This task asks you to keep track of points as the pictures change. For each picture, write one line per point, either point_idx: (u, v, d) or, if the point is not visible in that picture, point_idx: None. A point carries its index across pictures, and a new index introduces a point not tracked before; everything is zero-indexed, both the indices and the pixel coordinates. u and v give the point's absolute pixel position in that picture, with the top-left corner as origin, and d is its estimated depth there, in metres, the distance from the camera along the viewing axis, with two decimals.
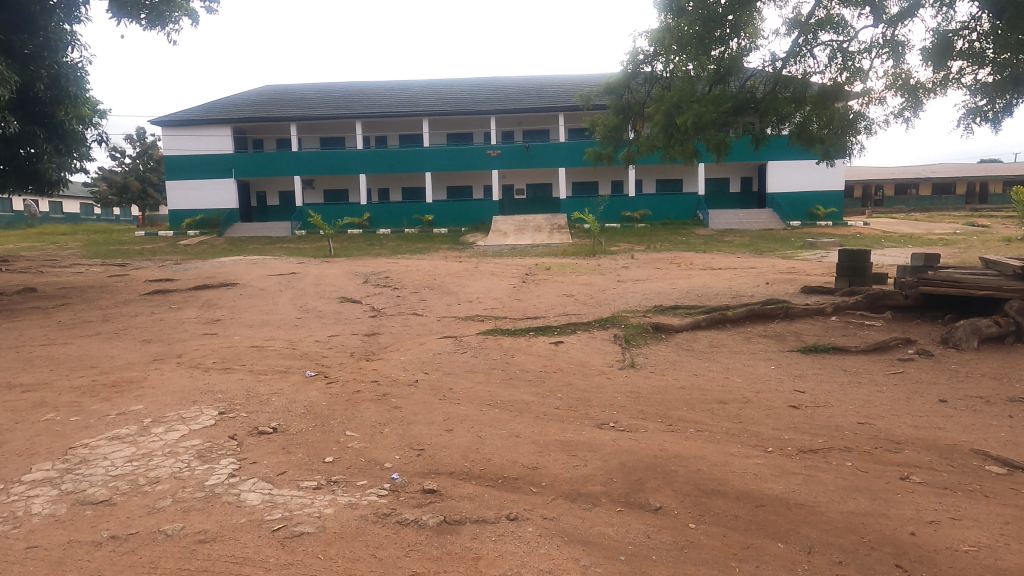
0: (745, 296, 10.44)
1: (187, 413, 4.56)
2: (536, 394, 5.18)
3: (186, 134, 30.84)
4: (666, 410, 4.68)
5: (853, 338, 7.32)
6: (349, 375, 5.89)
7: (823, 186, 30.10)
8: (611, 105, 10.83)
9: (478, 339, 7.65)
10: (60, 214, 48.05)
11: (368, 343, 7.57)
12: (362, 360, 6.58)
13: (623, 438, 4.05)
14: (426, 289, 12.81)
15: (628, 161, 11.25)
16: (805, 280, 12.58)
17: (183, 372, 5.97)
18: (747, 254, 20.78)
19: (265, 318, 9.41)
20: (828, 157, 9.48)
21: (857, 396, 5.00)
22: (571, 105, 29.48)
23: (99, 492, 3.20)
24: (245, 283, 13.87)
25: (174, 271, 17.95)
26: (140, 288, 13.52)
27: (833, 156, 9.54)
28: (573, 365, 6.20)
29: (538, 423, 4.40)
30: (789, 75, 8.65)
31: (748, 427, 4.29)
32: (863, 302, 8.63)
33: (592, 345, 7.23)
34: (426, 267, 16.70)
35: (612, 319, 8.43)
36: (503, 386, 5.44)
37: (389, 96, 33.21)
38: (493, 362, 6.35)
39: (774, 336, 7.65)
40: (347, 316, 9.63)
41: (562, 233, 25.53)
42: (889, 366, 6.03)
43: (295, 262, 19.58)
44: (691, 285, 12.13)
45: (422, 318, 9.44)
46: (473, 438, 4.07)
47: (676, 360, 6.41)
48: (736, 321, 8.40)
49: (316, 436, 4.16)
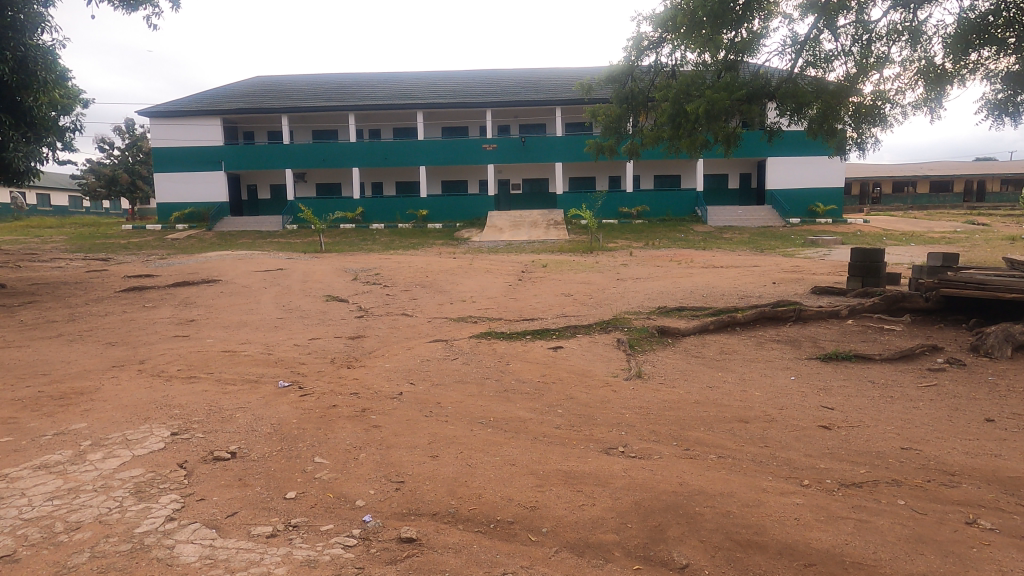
0: (754, 296, 9.89)
1: (135, 434, 3.98)
2: (534, 407, 4.69)
3: (175, 125, 30.07)
4: (681, 431, 4.17)
5: (873, 344, 6.82)
6: (326, 386, 5.32)
7: (823, 183, 29.63)
8: (613, 94, 10.19)
9: (470, 344, 7.06)
10: (49, 208, 47.41)
11: (350, 347, 6.98)
12: (343, 368, 5.99)
13: (636, 465, 3.54)
14: (417, 287, 12.22)
15: (632, 155, 10.61)
16: (813, 279, 12.07)
17: (141, 382, 5.39)
18: (749, 251, 20.30)
19: (242, 319, 8.78)
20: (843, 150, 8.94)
21: (892, 414, 4.47)
22: (570, 98, 28.80)
23: (2, 544, 2.63)
24: (227, 279, 13.23)
25: (156, 266, 17.24)
26: (117, 285, 12.87)
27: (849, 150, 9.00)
28: (574, 374, 5.63)
29: (537, 447, 3.85)
30: (813, 58, 8.07)
31: (777, 453, 3.75)
32: (879, 305, 8.12)
33: (594, 351, 6.67)
34: (420, 264, 16.09)
35: (614, 321, 7.90)
36: (496, 400, 4.87)
37: (382, 88, 32.46)
38: (487, 371, 5.80)
39: (789, 341, 7.11)
40: (331, 317, 9.06)
41: (559, 229, 25.00)
42: (920, 377, 5.51)
43: (284, 258, 19.00)
44: (695, 285, 11.59)
45: (412, 319, 8.87)
46: (464, 467, 3.52)
47: (685, 369, 5.87)
48: (745, 324, 7.90)
49: (279, 465, 3.60)
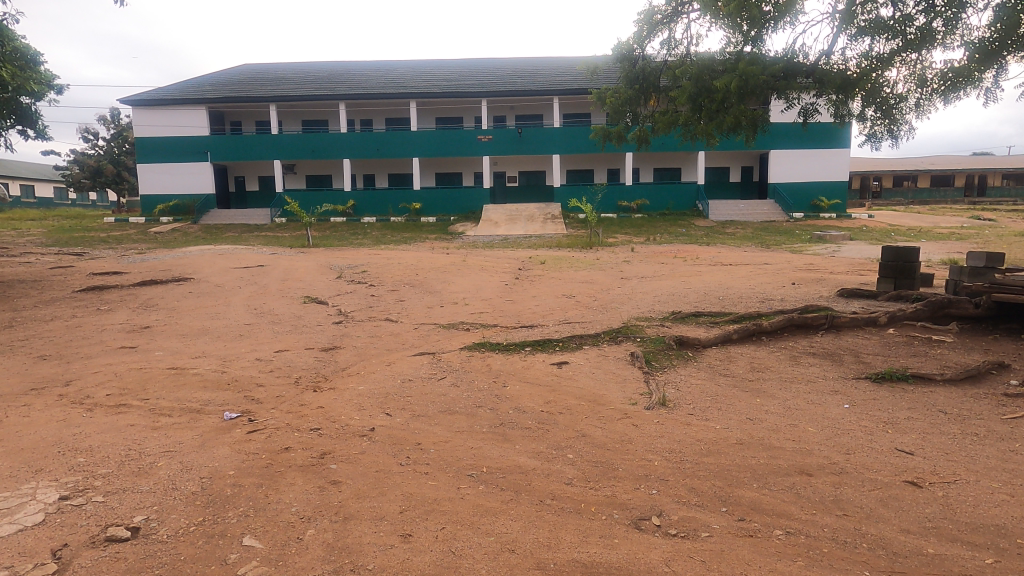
0: (775, 299, 8.96)
1: (9, 500, 3.00)
2: (539, 451, 3.74)
3: (158, 114, 28.82)
4: (730, 490, 3.21)
5: (926, 360, 5.90)
6: (282, 419, 4.34)
7: (826, 177, 28.69)
8: (621, 74, 9.14)
9: (461, 359, 6.07)
10: (32, 200, 46.35)
11: (320, 363, 5.98)
12: (308, 393, 5.00)
13: (682, 553, 2.61)
14: (405, 287, 11.24)
15: (641, 142, 9.64)
16: (835, 279, 11.13)
17: (56, 413, 4.38)
18: (754, 247, 19.43)
19: (203, 326, 7.76)
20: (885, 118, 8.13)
21: (990, 462, 3.55)
22: (569, 88, 27.73)
23: None
24: (200, 278, 12.18)
25: (130, 263, 16.17)
26: (78, 283, 11.78)
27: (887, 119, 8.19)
28: (584, 401, 4.68)
29: (543, 518, 2.90)
30: (869, 24, 6.95)
31: (865, 529, 2.82)
32: (922, 312, 7.24)
33: (605, 368, 5.70)
34: (410, 261, 15.06)
35: (625, 330, 6.94)
36: (490, 440, 3.91)
37: (374, 76, 31.28)
38: (481, 396, 4.84)
39: (828, 356, 6.19)
40: (306, 323, 8.07)
41: (557, 223, 24.04)
42: (999, 404, 4.61)
43: (267, 254, 17.95)
44: (707, 285, 10.65)
45: (396, 325, 7.89)
46: (444, 557, 2.58)
47: (716, 394, 4.92)
48: (773, 333, 6.99)
49: (191, 551, 2.63)
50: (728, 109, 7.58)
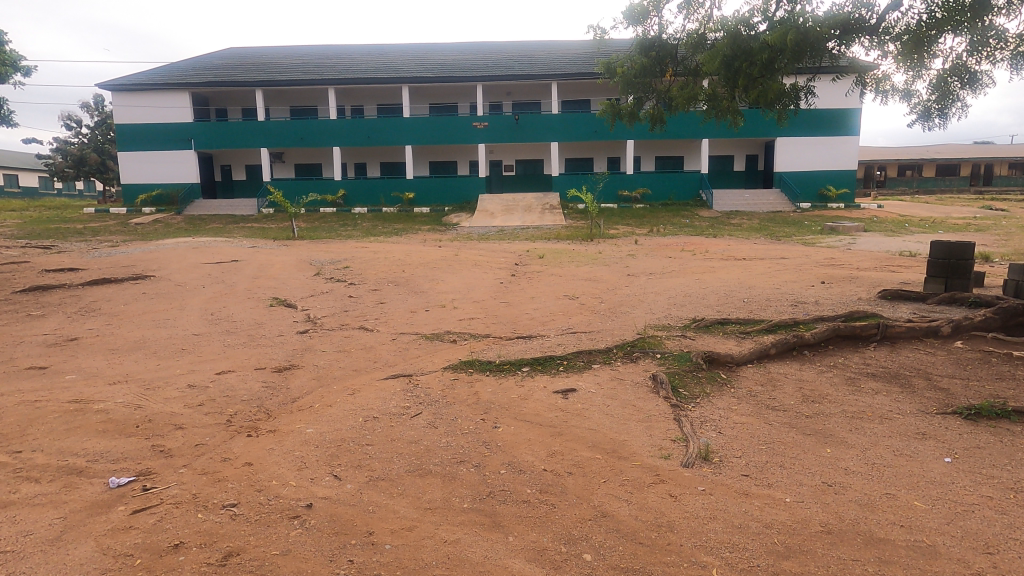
0: (810, 302, 7.81)
1: None
2: (542, 550, 2.58)
3: (138, 100, 27.35)
4: None
5: (1018, 387, 4.76)
6: (190, 485, 3.18)
7: (835, 165, 27.35)
8: (635, 43, 7.89)
9: (443, 383, 4.91)
10: (15, 188, 44.76)
11: (267, 390, 4.81)
12: (239, 438, 3.83)
13: None
14: (389, 286, 10.08)
15: (655, 123, 8.42)
16: (868, 277, 9.99)
17: None
18: (764, 239, 18.35)
19: (142, 338, 6.56)
20: (947, 93, 6.93)
21: None
22: (568, 72, 26.41)
23: None
24: (162, 276, 10.98)
25: (94, 257, 14.92)
26: (23, 282, 10.51)
27: (948, 95, 6.98)
28: (602, 454, 3.52)
29: None
30: None
31: None
32: (994, 321, 6.08)
33: (622, 397, 4.55)
34: (397, 254, 13.88)
35: (643, 344, 5.76)
36: (474, 528, 2.76)
37: (365, 60, 29.88)
38: (463, 444, 3.67)
39: (894, 379, 5.05)
40: (267, 332, 6.90)
41: (555, 214, 22.83)
42: None
43: (245, 246, 16.73)
44: (726, 285, 9.48)
45: (371, 336, 6.73)
46: None
47: (771, 440, 3.78)
48: (817, 347, 5.83)
49: None
50: (773, 75, 6.38)
